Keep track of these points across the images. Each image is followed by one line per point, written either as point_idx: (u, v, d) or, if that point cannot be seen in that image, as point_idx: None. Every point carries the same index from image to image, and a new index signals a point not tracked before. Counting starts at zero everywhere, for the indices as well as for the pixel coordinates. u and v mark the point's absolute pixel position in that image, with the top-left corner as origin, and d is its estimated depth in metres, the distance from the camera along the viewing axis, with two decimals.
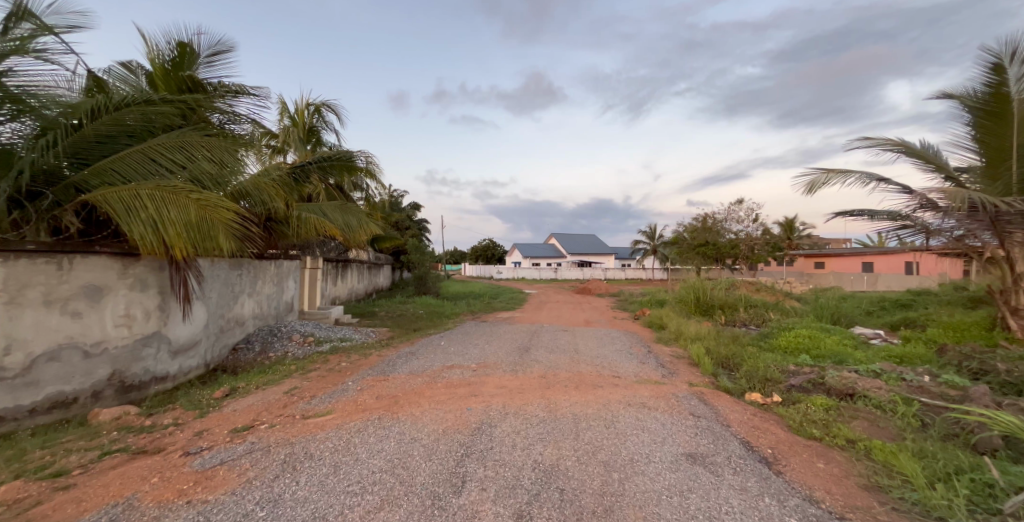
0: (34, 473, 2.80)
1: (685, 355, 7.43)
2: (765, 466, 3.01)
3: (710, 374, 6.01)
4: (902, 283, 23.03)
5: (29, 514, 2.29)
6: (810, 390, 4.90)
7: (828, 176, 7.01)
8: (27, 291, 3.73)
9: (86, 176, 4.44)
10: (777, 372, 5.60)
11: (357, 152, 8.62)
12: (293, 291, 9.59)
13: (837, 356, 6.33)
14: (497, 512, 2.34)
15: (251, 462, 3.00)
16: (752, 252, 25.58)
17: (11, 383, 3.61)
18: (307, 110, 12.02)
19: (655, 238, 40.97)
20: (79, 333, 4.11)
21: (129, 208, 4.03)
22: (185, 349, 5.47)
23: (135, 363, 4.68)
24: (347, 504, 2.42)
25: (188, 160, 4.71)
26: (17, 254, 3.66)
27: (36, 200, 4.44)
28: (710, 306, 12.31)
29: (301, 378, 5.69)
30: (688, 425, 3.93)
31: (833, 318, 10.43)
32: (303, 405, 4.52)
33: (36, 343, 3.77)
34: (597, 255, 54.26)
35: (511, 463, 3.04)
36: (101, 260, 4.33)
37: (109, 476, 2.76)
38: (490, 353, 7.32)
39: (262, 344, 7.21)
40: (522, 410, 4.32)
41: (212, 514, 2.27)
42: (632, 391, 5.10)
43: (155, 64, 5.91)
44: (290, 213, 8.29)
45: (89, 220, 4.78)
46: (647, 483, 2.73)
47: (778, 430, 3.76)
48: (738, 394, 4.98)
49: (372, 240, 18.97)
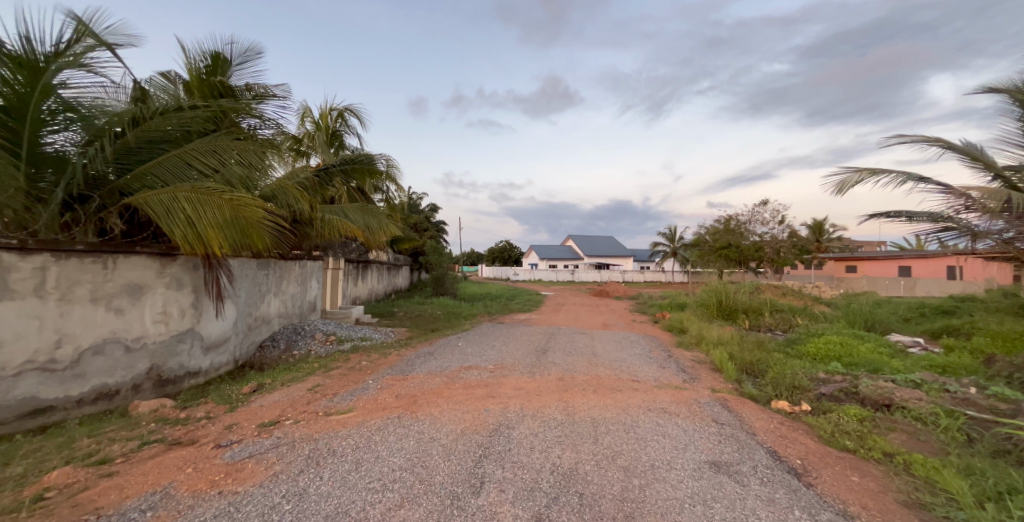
0: (82, 460, 2.96)
1: (706, 361, 7.27)
2: (795, 477, 2.92)
3: (733, 380, 5.87)
4: (942, 290, 21.82)
5: (77, 498, 2.40)
6: (841, 399, 4.71)
7: (860, 175, 6.73)
8: (76, 289, 3.94)
9: (128, 181, 4.65)
10: (805, 379, 5.40)
11: (377, 154, 8.89)
12: (317, 290, 9.79)
13: (871, 364, 6.07)
14: (515, 514, 2.35)
15: (277, 457, 3.09)
16: (778, 255, 24.71)
17: (61, 375, 3.84)
18: (330, 114, 12.38)
19: (675, 240, 40.45)
20: (121, 328, 4.32)
21: (168, 210, 4.23)
22: (216, 345, 5.65)
23: (170, 358, 4.87)
24: (368, 500, 2.46)
25: (220, 164, 4.95)
26: (68, 254, 3.88)
27: (84, 202, 4.69)
28: (734, 309, 12.01)
29: (323, 375, 5.83)
30: (710, 432, 3.83)
31: (866, 324, 10.01)
32: (325, 402, 4.62)
33: (84, 337, 3.99)
34: (616, 257, 53.72)
35: (529, 465, 3.04)
36: (142, 260, 4.53)
37: (148, 465, 2.89)
38: (506, 355, 7.31)
39: (287, 342, 7.42)
40: (540, 413, 4.30)
41: (241, 505, 2.35)
42: (652, 396, 5.02)
43: (191, 73, 6.19)
44: (314, 214, 8.52)
45: (132, 222, 5.02)
46: (669, 491, 2.68)
47: (807, 441, 3.64)
48: (764, 401, 4.86)
49: (392, 241, 19.19)
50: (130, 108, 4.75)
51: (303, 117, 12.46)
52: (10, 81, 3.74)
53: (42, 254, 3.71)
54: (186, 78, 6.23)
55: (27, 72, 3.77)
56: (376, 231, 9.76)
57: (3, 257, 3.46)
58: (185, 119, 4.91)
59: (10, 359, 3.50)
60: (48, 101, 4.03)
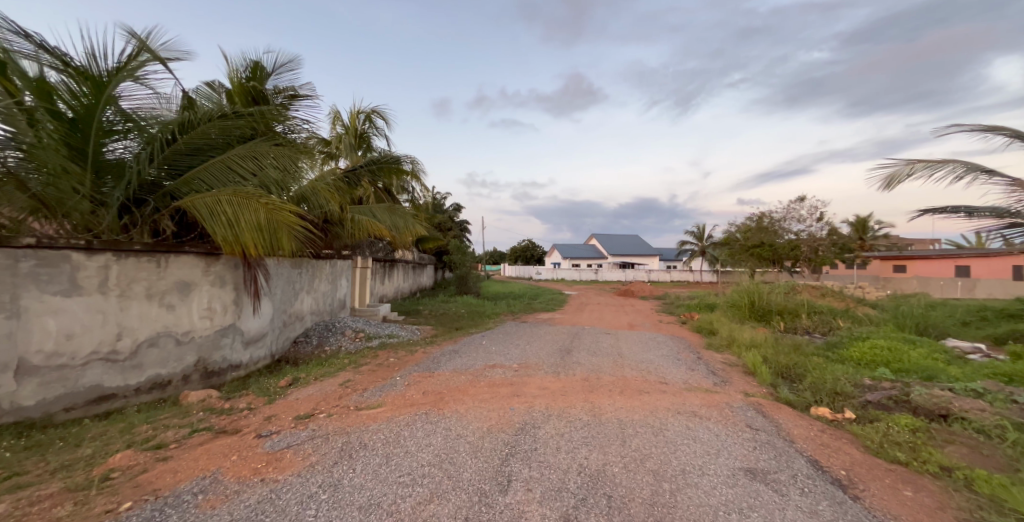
0: (140, 444, 3.15)
1: (738, 363, 7.01)
2: (839, 489, 2.78)
3: (767, 384, 5.65)
4: (1006, 292, 20.19)
5: (137, 480, 2.56)
6: (891, 408, 4.45)
7: (911, 168, 6.33)
8: (134, 286, 4.20)
9: (177, 185, 4.91)
10: (848, 385, 5.13)
11: (403, 155, 9.08)
12: (346, 288, 10.06)
13: (925, 371, 5.70)
14: (543, 513, 2.33)
15: (313, 448, 3.19)
16: (816, 254, 23.56)
17: (121, 365, 4.13)
18: (359, 117, 12.67)
19: (704, 238, 39.33)
20: (172, 323, 4.57)
21: (212, 212, 4.46)
22: (255, 340, 5.89)
23: (215, 351, 5.12)
24: (399, 494, 2.50)
25: (258, 168, 5.18)
26: (127, 254, 4.14)
27: (140, 206, 4.99)
28: (768, 311, 11.55)
29: (354, 371, 6.00)
30: (745, 438, 3.70)
31: (918, 328, 9.38)
32: (356, 397, 4.75)
33: (141, 330, 4.26)
34: (642, 256, 52.71)
35: (556, 465, 3.02)
36: (190, 259, 4.77)
37: (198, 451, 3.05)
38: (531, 353, 7.29)
39: (319, 338, 7.67)
40: (565, 413, 4.26)
41: (282, 493, 2.43)
42: (681, 399, 4.90)
43: (233, 81, 6.51)
44: (344, 215, 8.76)
45: (181, 223, 5.31)
46: (701, 497, 2.61)
47: (852, 451, 3.45)
48: (802, 407, 4.65)
49: (417, 241, 19.52)
50: (180, 116, 5.03)
51: (334, 120, 12.84)
52: (79, 94, 4.13)
53: (105, 254, 3.97)
54: (228, 86, 6.51)
55: (91, 85, 4.13)
56: (403, 231, 9.94)
57: (72, 257, 3.74)
58: (227, 125, 5.15)
59: (78, 349, 3.78)
60: (109, 112, 4.35)
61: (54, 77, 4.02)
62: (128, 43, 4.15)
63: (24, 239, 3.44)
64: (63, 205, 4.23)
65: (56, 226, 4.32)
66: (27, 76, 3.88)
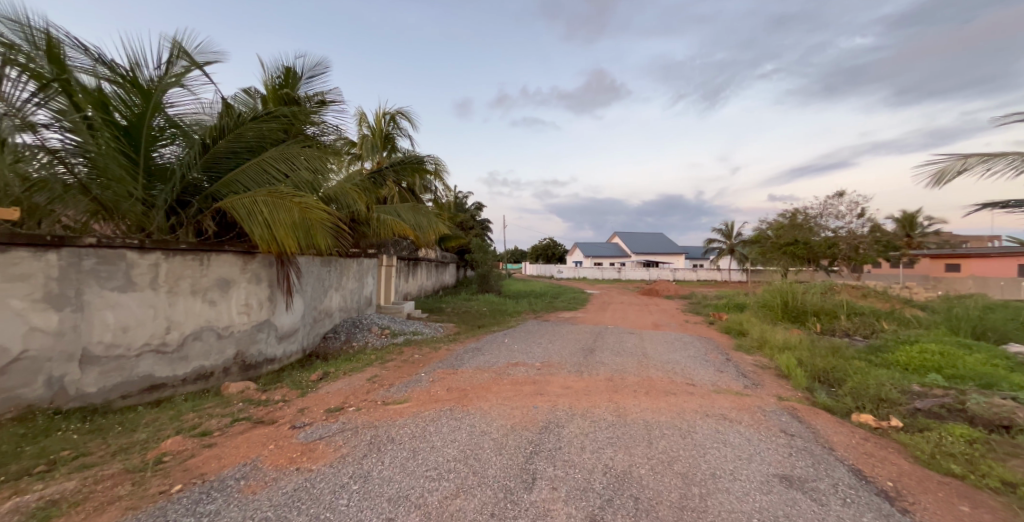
0: (188, 431, 3.31)
1: (770, 366, 6.73)
2: (886, 501, 2.61)
3: (803, 388, 5.40)
4: None
5: (186, 464, 2.69)
6: (944, 417, 4.16)
7: (963, 162, 5.90)
8: (180, 282, 4.41)
9: (218, 187, 5.12)
10: (894, 392, 4.83)
11: (426, 154, 9.20)
12: (372, 286, 10.27)
13: (982, 379, 5.30)
14: (569, 513, 2.30)
15: (343, 440, 3.27)
16: (857, 252, 22.32)
17: (170, 357, 4.35)
18: (384, 118, 12.89)
19: (734, 236, 38.04)
20: (214, 318, 4.78)
21: (250, 212, 4.63)
22: (288, 335, 6.09)
23: (253, 345, 5.32)
24: (426, 488, 2.52)
25: (292, 170, 5.35)
26: (175, 251, 4.35)
27: (185, 207, 5.23)
28: (802, 312, 11.05)
29: (381, 366, 6.11)
30: (779, 443, 3.54)
31: (973, 332, 8.74)
32: (383, 392, 4.83)
33: (187, 325, 4.47)
34: (668, 255, 51.52)
35: (581, 465, 2.97)
36: (230, 257, 4.96)
37: (239, 439, 3.17)
38: (554, 353, 7.22)
39: (347, 334, 7.86)
40: (590, 412, 4.19)
41: (316, 482, 2.49)
42: (710, 401, 4.74)
43: (267, 86, 6.76)
44: (370, 214, 8.93)
45: (222, 223, 5.54)
46: (733, 503, 2.51)
47: (900, 461, 3.24)
48: (842, 413, 4.41)
49: (440, 239, 19.74)
50: (219, 121, 5.23)
51: (360, 122, 13.13)
52: (130, 103, 4.38)
53: (156, 253, 4.18)
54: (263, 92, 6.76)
55: (140, 95, 4.38)
56: (426, 230, 10.05)
57: (127, 255, 3.95)
58: (262, 129, 5.34)
59: (133, 341, 4.01)
60: (158, 119, 4.57)
61: (109, 88, 4.27)
62: (170, 51, 4.41)
63: (86, 239, 3.64)
64: (120, 208, 4.46)
65: (114, 227, 4.54)
66: (87, 88, 4.13)
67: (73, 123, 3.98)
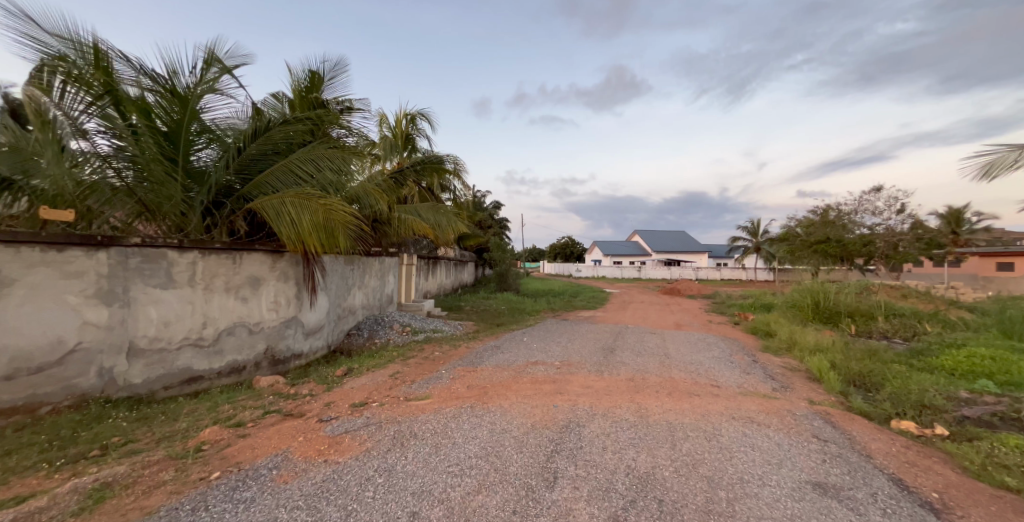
0: (224, 422, 3.43)
1: (800, 368, 6.47)
2: (931, 513, 2.47)
3: (836, 392, 5.16)
4: None
5: (223, 452, 2.78)
6: (995, 426, 3.90)
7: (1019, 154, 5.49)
8: (215, 280, 4.57)
9: (250, 189, 5.28)
10: (938, 398, 4.55)
11: (446, 154, 9.28)
12: (393, 284, 10.41)
13: None
14: (591, 513, 2.25)
15: (368, 434, 3.32)
16: (895, 251, 21.21)
17: (207, 350, 4.52)
18: (404, 119, 13.03)
19: (761, 234, 36.84)
20: (246, 314, 4.93)
21: (278, 213, 4.75)
22: (314, 331, 6.24)
23: (281, 341, 5.47)
24: (449, 483, 2.53)
25: (317, 171, 5.46)
26: (210, 250, 4.51)
27: (219, 208, 5.41)
28: (835, 312, 10.57)
29: (403, 363, 6.19)
30: (811, 449, 3.39)
31: None
32: (405, 388, 4.89)
33: (222, 320, 4.64)
34: (691, 253, 50.35)
35: (602, 465, 2.92)
36: (260, 255, 5.11)
37: (270, 431, 3.26)
38: (573, 352, 7.14)
39: (370, 331, 8.00)
40: (611, 413, 4.12)
41: (342, 474, 2.53)
42: (736, 403, 4.59)
43: (294, 90, 6.93)
44: (391, 214, 9.06)
45: (252, 223, 5.70)
46: (764, 509, 2.41)
47: (946, 471, 3.05)
48: (880, 419, 4.19)
49: (459, 238, 19.85)
50: (251, 124, 5.38)
51: (381, 123, 13.33)
52: (169, 111, 4.54)
53: (193, 251, 4.35)
54: (290, 96, 6.95)
55: (179, 102, 4.53)
56: (446, 230, 10.13)
57: (168, 253, 4.12)
58: (290, 131, 5.47)
59: (174, 335, 4.19)
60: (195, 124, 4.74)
61: (151, 98, 4.43)
62: (204, 59, 4.55)
63: (132, 239, 3.82)
64: (162, 209, 4.72)
65: (157, 227, 4.81)
66: (130, 98, 4.29)
67: (120, 130, 4.26)
